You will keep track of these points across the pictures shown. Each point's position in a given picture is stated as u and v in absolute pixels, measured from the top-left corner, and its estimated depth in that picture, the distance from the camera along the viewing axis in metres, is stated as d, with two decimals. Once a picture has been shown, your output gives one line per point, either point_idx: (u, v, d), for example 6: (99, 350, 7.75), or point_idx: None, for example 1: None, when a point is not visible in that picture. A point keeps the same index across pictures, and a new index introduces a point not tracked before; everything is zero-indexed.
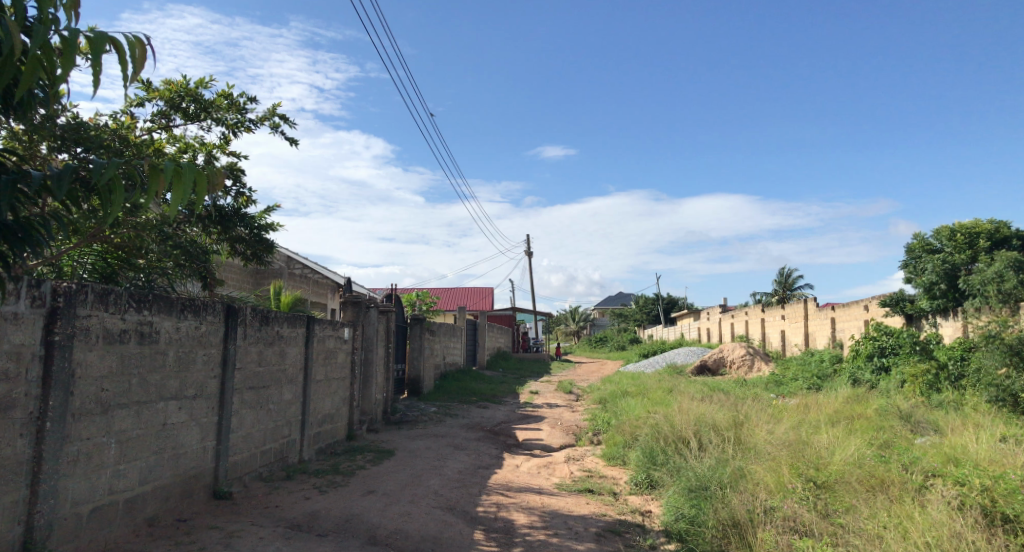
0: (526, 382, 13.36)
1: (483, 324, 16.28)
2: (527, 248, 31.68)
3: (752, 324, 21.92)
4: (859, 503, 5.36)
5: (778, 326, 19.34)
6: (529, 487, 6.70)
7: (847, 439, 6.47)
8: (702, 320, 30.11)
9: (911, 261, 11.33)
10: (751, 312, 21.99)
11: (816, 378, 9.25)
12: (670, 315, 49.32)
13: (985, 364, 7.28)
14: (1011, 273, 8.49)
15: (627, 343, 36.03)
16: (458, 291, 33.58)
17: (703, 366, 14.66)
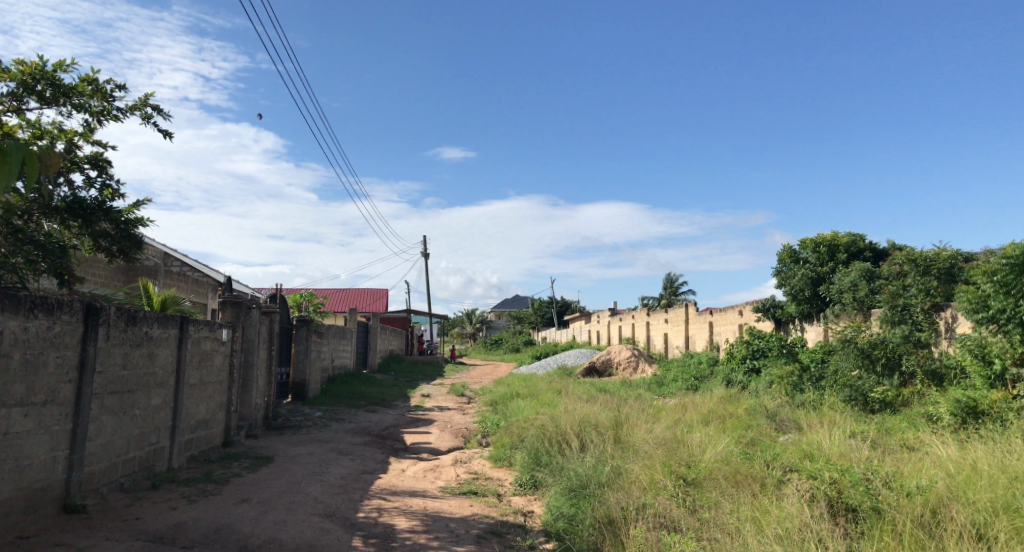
0: (417, 385, 13.23)
1: (376, 325, 16.02)
2: (425, 250, 31.46)
3: (639, 327, 22.81)
4: (723, 499, 5.67)
5: (661, 329, 20.22)
6: (413, 491, 6.65)
7: (717, 439, 6.81)
8: (592, 323, 31.05)
9: (781, 270, 12.05)
10: (637, 315, 22.89)
11: (694, 379, 9.69)
12: (564, 319, 50.67)
13: (842, 367, 7.97)
14: (863, 283, 9.21)
15: (522, 345, 36.65)
16: (355, 292, 32.94)
17: (592, 368, 15.12)
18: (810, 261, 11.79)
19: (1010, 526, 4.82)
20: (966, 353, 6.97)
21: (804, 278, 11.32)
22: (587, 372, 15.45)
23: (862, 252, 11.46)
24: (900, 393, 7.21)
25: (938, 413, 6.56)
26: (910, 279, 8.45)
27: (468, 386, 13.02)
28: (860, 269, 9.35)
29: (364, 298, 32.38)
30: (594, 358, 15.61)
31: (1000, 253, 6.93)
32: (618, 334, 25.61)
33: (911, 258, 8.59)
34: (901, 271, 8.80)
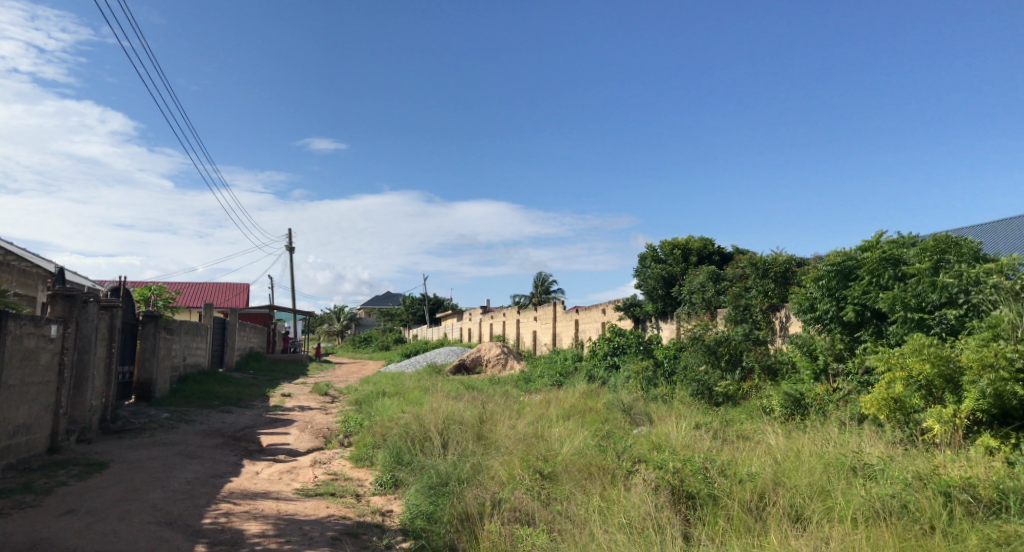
0: (278, 384, 12.72)
1: (234, 322, 15.24)
2: (288, 245, 30.21)
3: (509, 325, 23.23)
4: (575, 492, 5.87)
5: (531, 327, 20.69)
6: (265, 494, 6.37)
7: (575, 432, 7.04)
8: (464, 320, 31.29)
9: (639, 271, 12.66)
10: (508, 313, 23.35)
11: (559, 375, 9.97)
12: (434, 318, 50.70)
13: (691, 362, 8.51)
14: (710, 284, 9.87)
15: (392, 343, 36.29)
16: (214, 288, 31.15)
17: (461, 365, 15.19)
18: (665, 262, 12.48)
19: (823, 506, 5.35)
20: (796, 351, 7.79)
21: (658, 278, 11.96)
22: (457, 370, 15.49)
23: (711, 256, 12.41)
24: (740, 387, 7.81)
25: (771, 405, 7.19)
26: (751, 281, 9.13)
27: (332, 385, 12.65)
28: (708, 271, 10.00)
29: (223, 294, 30.73)
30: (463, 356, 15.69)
31: (824, 260, 7.81)
32: (489, 332, 25.99)
33: (753, 262, 9.24)
34: (743, 274, 9.46)
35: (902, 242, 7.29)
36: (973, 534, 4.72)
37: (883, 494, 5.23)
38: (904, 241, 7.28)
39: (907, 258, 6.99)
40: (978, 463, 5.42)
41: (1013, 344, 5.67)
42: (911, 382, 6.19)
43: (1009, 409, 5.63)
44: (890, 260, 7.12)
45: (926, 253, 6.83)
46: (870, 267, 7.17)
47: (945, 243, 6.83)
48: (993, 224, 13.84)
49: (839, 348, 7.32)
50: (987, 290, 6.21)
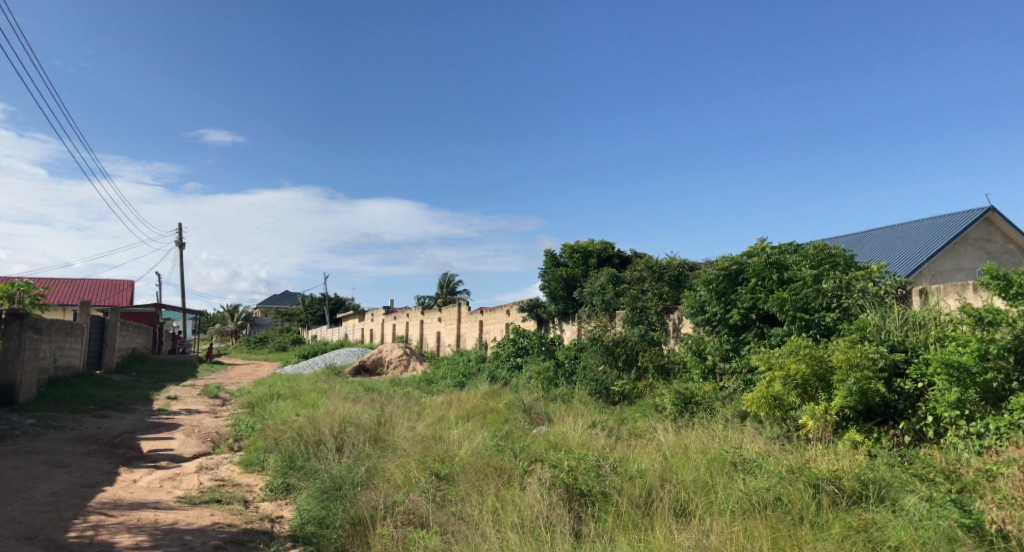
0: (163, 387, 12.04)
1: (115, 321, 14.33)
2: (178, 240, 28.65)
3: (413, 326, 23.05)
4: (471, 492, 5.86)
5: (435, 328, 20.62)
6: (143, 503, 5.99)
7: (474, 433, 7.03)
8: (366, 321, 30.77)
9: (543, 272, 12.88)
10: (411, 313, 23.17)
11: (461, 376, 9.95)
12: (335, 319, 49.57)
13: (590, 363, 8.72)
14: (610, 286, 10.14)
15: (291, 345, 35.19)
16: (92, 285, 29.12)
17: (362, 366, 14.93)
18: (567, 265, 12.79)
19: (706, 501, 5.60)
20: (687, 352, 8.13)
21: (559, 279, 12.22)
22: (357, 371, 15.20)
23: (610, 259, 12.78)
24: (636, 387, 8.06)
25: (663, 403, 7.46)
26: (648, 284, 9.46)
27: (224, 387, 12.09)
28: (608, 273, 10.27)
29: (104, 292, 28.82)
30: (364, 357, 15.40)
31: (714, 265, 8.21)
32: (391, 332, 25.69)
33: (650, 265, 9.60)
34: (640, 277, 9.80)
35: (784, 250, 7.79)
36: (836, 522, 5.08)
37: (760, 488, 5.54)
38: (786, 248, 7.78)
39: (790, 264, 7.47)
40: (844, 456, 5.83)
41: (876, 346, 6.27)
42: (788, 381, 6.56)
43: (872, 406, 6.14)
44: (774, 266, 7.59)
45: (807, 260, 7.36)
46: (756, 271, 7.61)
47: (822, 252, 7.43)
48: (861, 234, 15.06)
49: (726, 348, 7.71)
50: (856, 295, 6.81)
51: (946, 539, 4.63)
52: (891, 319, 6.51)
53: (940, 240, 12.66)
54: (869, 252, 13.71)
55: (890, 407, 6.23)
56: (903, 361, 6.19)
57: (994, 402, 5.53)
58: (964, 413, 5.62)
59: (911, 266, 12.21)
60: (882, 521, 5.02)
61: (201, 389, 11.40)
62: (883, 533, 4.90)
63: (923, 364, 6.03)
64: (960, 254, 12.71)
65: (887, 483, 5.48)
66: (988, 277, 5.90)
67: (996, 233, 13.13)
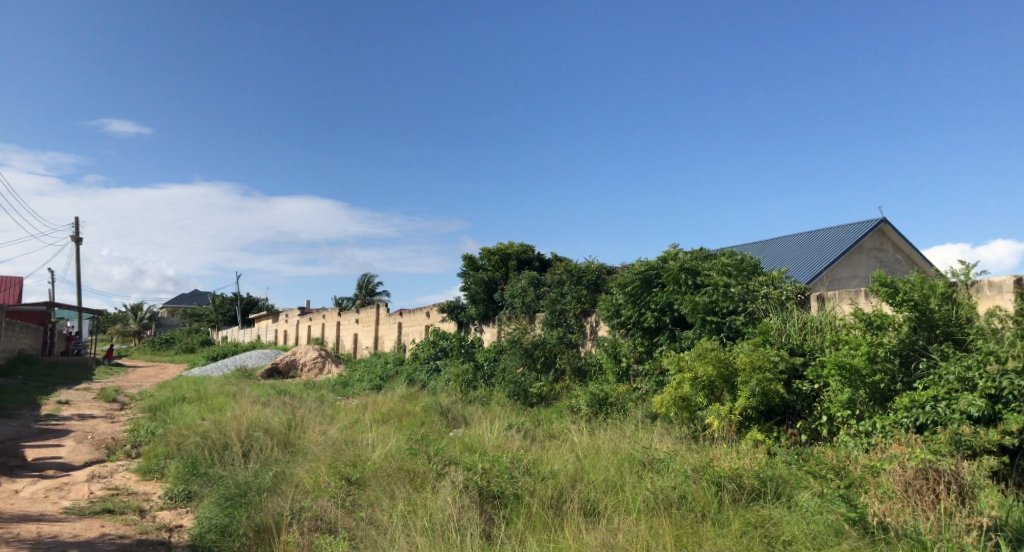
0: (53, 390, 11.28)
1: None
2: (75, 235, 26.98)
3: (330, 327, 22.57)
4: (382, 496, 5.75)
5: (352, 330, 20.28)
6: (25, 516, 5.58)
7: (389, 437, 6.93)
8: (280, 322, 29.91)
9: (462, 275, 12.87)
10: (329, 315, 22.65)
11: (378, 379, 9.80)
12: (250, 319, 47.93)
13: (509, 365, 8.75)
14: (531, 289, 10.22)
15: (199, 347, 33.76)
16: None
17: (274, 369, 14.50)
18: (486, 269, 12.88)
19: (615, 500, 5.70)
20: (603, 354, 8.29)
21: (479, 282, 12.18)
22: (269, 373, 14.75)
23: (530, 261, 12.88)
24: (552, 389, 8.14)
25: (578, 405, 7.56)
26: (567, 288, 9.57)
27: (123, 390, 11.43)
28: (528, 277, 10.35)
29: None
30: (278, 359, 14.96)
31: (630, 269, 8.40)
32: (308, 334, 25.08)
33: (569, 269, 9.73)
34: (559, 280, 9.92)
35: (696, 255, 8.04)
36: (736, 519, 5.28)
37: (666, 487, 5.69)
38: (697, 254, 8.03)
39: (701, 270, 7.74)
40: (745, 454, 6.07)
41: (777, 349, 6.58)
42: (696, 383, 6.80)
43: (772, 406, 6.43)
44: (687, 271, 7.82)
45: (717, 266, 7.64)
46: (669, 275, 7.84)
47: (731, 259, 7.73)
48: (767, 242, 15.74)
49: (640, 351, 7.91)
50: (761, 300, 7.13)
51: (833, 533, 4.87)
52: (791, 323, 6.85)
53: (837, 249, 13.38)
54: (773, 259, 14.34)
55: (788, 407, 6.54)
56: (801, 364, 6.52)
57: (881, 402, 5.91)
58: (855, 412, 5.98)
59: (810, 273, 12.86)
60: (778, 517, 5.24)
61: (97, 393, 10.76)
62: (779, 529, 5.12)
63: (819, 366, 6.36)
64: (855, 262, 13.48)
65: (784, 480, 5.74)
66: (877, 283, 6.27)
67: (888, 243, 14.00)
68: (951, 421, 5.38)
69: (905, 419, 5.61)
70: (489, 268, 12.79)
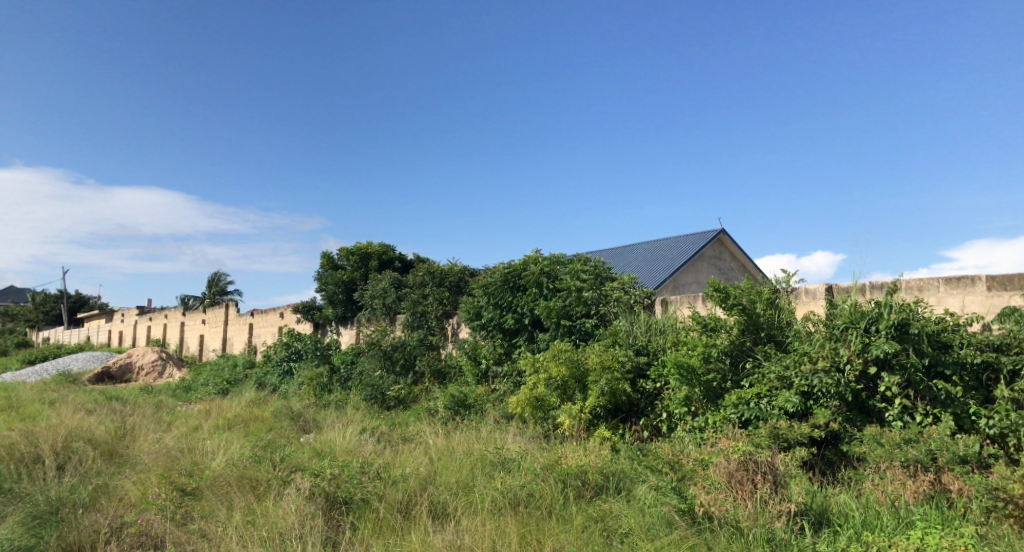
0: None
1: None
2: None
3: (172, 328, 21.22)
4: (218, 507, 5.41)
5: (197, 331, 19.24)
6: None
7: (231, 443, 6.55)
8: (117, 322, 27.64)
9: (321, 275, 12.60)
10: (174, 315, 21.12)
11: (225, 383, 9.29)
12: (81, 320, 43.83)
13: (366, 368, 8.59)
14: (392, 290, 10.14)
15: (14, 349, 30.36)
16: None
17: (106, 374, 13.46)
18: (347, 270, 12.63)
19: (465, 501, 5.71)
20: (463, 357, 8.35)
21: (338, 282, 12.16)
22: (100, 378, 13.66)
23: (392, 262, 12.77)
24: (411, 391, 8.07)
25: (436, 407, 7.52)
26: (429, 289, 9.55)
27: None
28: (390, 278, 10.24)
29: None
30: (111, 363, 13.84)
31: (492, 272, 8.52)
32: (147, 335, 23.38)
33: (431, 271, 9.72)
34: (421, 282, 9.86)
35: (555, 260, 8.28)
36: (578, 514, 5.46)
37: (514, 486, 5.79)
38: (556, 259, 8.27)
39: (559, 273, 7.99)
40: (591, 451, 6.29)
41: (625, 350, 6.91)
42: (550, 383, 6.99)
43: (618, 405, 6.74)
44: (546, 275, 8.02)
45: (573, 271, 7.93)
46: (529, 279, 8.03)
47: (587, 264, 8.05)
48: (619, 249, 16.49)
49: (499, 352, 8.04)
50: (612, 304, 7.50)
51: (664, 524, 5.17)
52: (638, 325, 7.25)
53: (681, 257, 14.26)
54: (624, 266, 15.05)
55: (633, 405, 6.88)
56: (646, 364, 6.91)
57: (712, 399, 6.35)
58: (690, 409, 6.40)
59: (658, 279, 13.69)
60: (617, 511, 5.47)
61: None
62: (616, 522, 5.35)
63: (661, 366, 6.75)
64: (697, 269, 14.42)
65: (625, 475, 6.03)
66: (712, 289, 6.77)
67: (725, 252, 15.11)
68: (770, 415, 5.87)
69: (732, 415, 6.06)
70: (348, 268, 12.53)
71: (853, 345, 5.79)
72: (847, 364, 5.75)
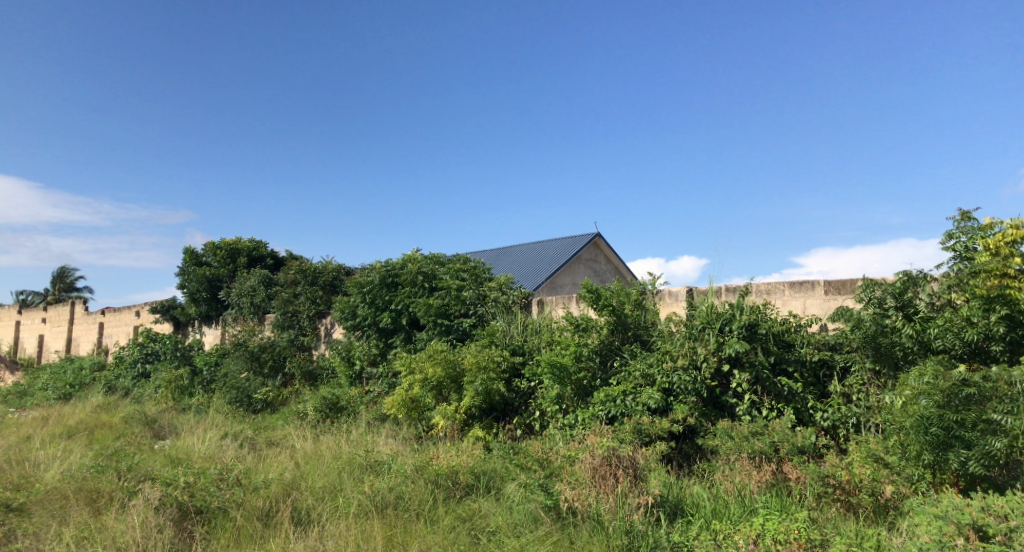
0: None
1: None
2: None
3: (6, 328, 19.29)
4: (50, 523, 4.94)
5: (37, 330, 17.60)
6: None
7: (70, 453, 6.02)
8: None
9: (184, 271, 11.97)
10: (9, 314, 19.19)
11: (69, 388, 8.57)
12: None
13: (230, 370, 8.18)
14: (261, 288, 9.76)
15: None
16: None
17: None
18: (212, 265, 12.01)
19: (332, 506, 5.54)
20: (336, 358, 8.14)
21: (201, 279, 11.64)
22: None
23: (263, 258, 12.17)
24: (280, 394, 7.76)
25: (306, 409, 7.28)
26: (301, 288, 9.26)
27: None
28: (259, 275, 9.82)
29: None
30: None
31: (369, 270, 8.35)
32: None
33: (303, 269, 9.39)
34: (293, 279, 9.48)
35: (434, 259, 8.25)
36: (446, 515, 5.44)
37: (382, 488, 5.69)
38: (435, 258, 8.24)
39: (438, 272, 7.98)
40: (463, 451, 6.29)
41: (501, 350, 6.99)
42: (426, 383, 6.94)
43: (493, 404, 6.79)
44: (424, 275, 7.96)
45: (452, 271, 7.93)
46: (408, 278, 7.96)
47: (466, 264, 8.08)
48: (498, 251, 16.67)
49: (374, 353, 7.91)
50: (490, 304, 7.58)
51: (530, 520, 5.25)
52: (515, 325, 7.36)
53: (558, 259, 14.63)
54: (504, 267, 15.23)
55: (507, 404, 6.97)
56: (520, 363, 7.02)
57: (582, 396, 6.53)
58: (562, 407, 6.55)
59: (535, 280, 13.99)
60: (486, 510, 5.50)
61: None
62: (484, 521, 5.38)
63: (535, 365, 6.88)
64: (574, 271, 14.87)
65: (495, 473, 6.08)
66: (585, 289, 6.94)
67: (600, 255, 15.65)
68: (635, 411, 6.12)
69: (600, 412, 6.26)
70: (214, 264, 11.93)
71: (710, 344, 6.14)
72: (704, 362, 6.11)
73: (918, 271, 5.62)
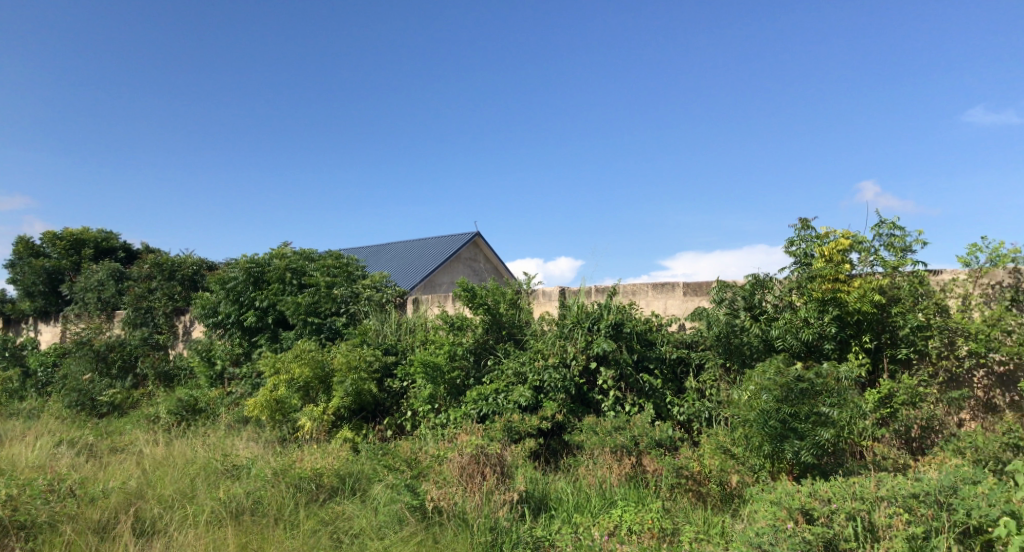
0: None
1: None
2: None
3: None
4: None
5: None
6: None
7: None
8: None
9: (18, 263, 10.93)
10: None
11: None
12: None
13: (71, 371, 7.50)
14: (111, 282, 9.07)
15: None
16: None
17: None
18: (53, 257, 11.02)
19: (182, 514, 5.18)
20: (196, 357, 7.69)
21: (39, 271, 10.73)
22: None
23: (114, 250, 11.31)
24: (129, 396, 7.19)
25: (158, 413, 6.81)
26: (156, 283, 8.69)
27: None
28: (109, 269, 9.11)
29: None
30: None
31: (233, 265, 7.90)
32: None
33: (157, 263, 8.71)
34: (148, 274, 8.85)
35: (305, 255, 7.94)
36: (307, 520, 5.22)
37: (238, 493, 5.41)
38: (306, 254, 7.93)
39: (308, 269, 7.71)
40: (329, 453, 6.09)
41: (372, 349, 6.84)
42: (292, 384, 6.67)
43: (363, 404, 6.63)
44: (293, 271, 7.66)
45: (323, 268, 7.68)
46: (276, 274, 7.62)
47: (338, 261, 7.85)
48: (377, 247, 16.37)
49: (237, 353, 7.54)
50: (363, 303, 7.44)
51: (396, 521, 5.15)
52: (388, 325, 7.25)
53: (438, 257, 14.57)
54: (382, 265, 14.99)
55: (378, 405, 6.83)
56: (393, 363, 6.91)
57: (455, 395, 6.51)
58: (433, 406, 6.48)
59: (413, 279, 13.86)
60: (349, 512, 5.34)
61: None
62: (347, 523, 5.22)
63: (407, 365, 6.80)
64: (453, 270, 14.87)
65: (362, 475, 5.92)
66: (461, 288, 6.95)
67: (479, 255, 15.74)
68: (506, 409, 6.17)
69: (472, 410, 6.24)
70: (54, 255, 10.94)
71: (579, 342, 6.34)
72: (572, 360, 6.28)
73: (766, 275, 6.05)
